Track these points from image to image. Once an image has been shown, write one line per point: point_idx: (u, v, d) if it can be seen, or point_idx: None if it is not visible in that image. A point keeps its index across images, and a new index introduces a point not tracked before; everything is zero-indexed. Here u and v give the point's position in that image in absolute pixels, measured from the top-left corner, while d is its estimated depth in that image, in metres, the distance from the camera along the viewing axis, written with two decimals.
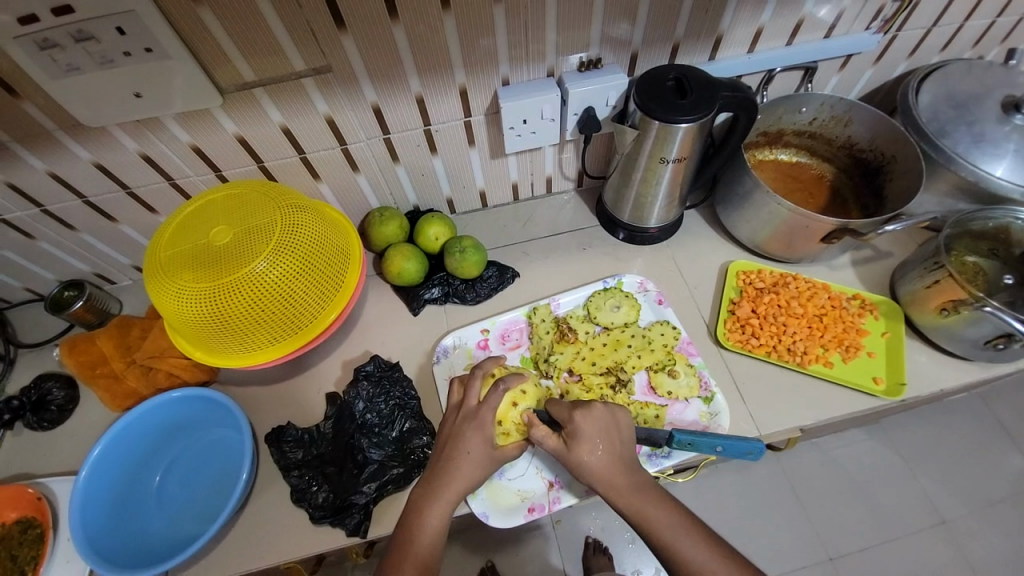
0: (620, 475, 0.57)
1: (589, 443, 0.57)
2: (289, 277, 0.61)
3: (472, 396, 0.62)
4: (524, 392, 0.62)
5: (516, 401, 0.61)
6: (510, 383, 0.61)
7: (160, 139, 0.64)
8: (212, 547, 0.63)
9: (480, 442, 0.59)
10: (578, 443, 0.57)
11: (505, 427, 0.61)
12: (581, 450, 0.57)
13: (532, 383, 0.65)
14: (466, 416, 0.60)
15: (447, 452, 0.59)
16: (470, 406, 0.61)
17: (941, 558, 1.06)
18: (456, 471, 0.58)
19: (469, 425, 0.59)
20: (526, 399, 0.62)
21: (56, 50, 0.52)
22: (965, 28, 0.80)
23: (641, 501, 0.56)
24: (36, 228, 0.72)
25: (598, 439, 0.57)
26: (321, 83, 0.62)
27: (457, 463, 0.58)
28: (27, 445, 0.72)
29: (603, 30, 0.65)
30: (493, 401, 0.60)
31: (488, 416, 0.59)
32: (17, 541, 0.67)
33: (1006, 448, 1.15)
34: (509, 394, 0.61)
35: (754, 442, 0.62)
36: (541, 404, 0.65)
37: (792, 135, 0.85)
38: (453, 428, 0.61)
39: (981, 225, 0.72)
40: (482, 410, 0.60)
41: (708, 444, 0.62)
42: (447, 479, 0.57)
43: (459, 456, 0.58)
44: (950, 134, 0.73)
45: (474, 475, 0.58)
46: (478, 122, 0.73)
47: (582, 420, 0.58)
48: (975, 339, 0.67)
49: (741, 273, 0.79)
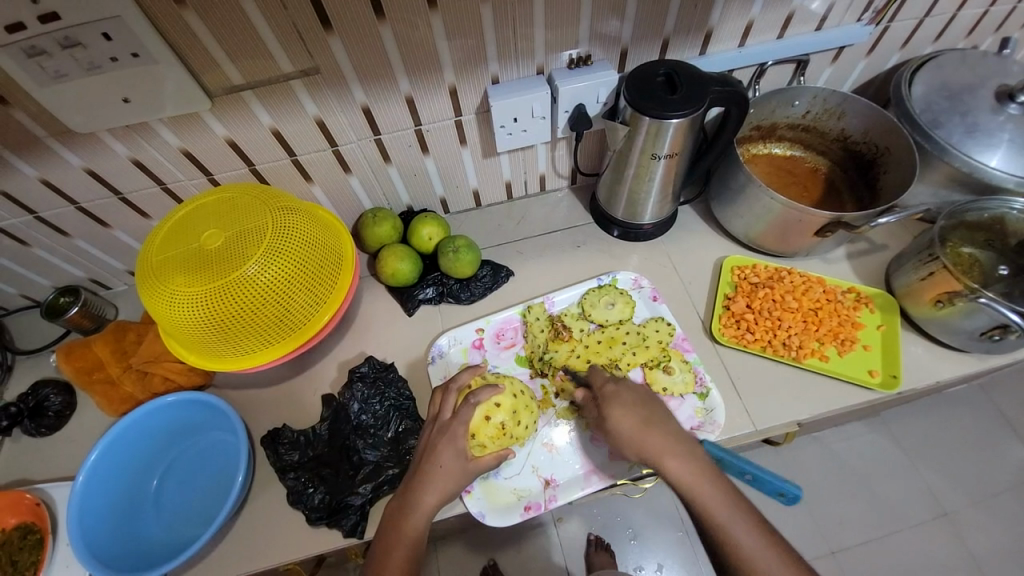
0: (659, 437, 0.57)
1: (624, 410, 0.60)
2: (281, 280, 0.61)
3: (447, 409, 0.62)
4: (499, 404, 0.63)
5: (489, 413, 0.62)
6: (482, 397, 0.62)
7: (151, 145, 0.64)
8: (210, 550, 0.64)
9: (452, 455, 0.59)
10: (610, 408, 0.61)
11: (480, 439, 0.62)
12: (615, 413, 0.60)
13: (508, 393, 0.65)
14: (441, 430, 0.60)
15: (421, 465, 0.59)
16: (445, 418, 0.61)
17: (944, 551, 1.06)
18: (429, 487, 0.57)
19: (442, 438, 0.59)
20: (500, 411, 0.63)
21: (43, 57, 0.52)
22: (957, 18, 0.79)
23: (682, 462, 0.56)
24: (30, 235, 0.72)
25: (632, 405, 0.61)
26: (309, 84, 0.62)
27: (431, 478, 0.58)
28: (25, 451, 0.73)
29: (591, 26, 0.65)
30: (464, 415, 0.60)
31: (460, 429, 0.60)
32: (16, 546, 0.67)
33: (1007, 439, 1.15)
34: (482, 408, 0.62)
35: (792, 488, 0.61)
36: (519, 415, 0.65)
37: (786, 128, 0.85)
38: (428, 439, 0.61)
39: (976, 215, 0.72)
40: (454, 423, 0.60)
41: (739, 470, 0.61)
42: (421, 493, 0.57)
43: (432, 470, 0.58)
44: (943, 125, 0.73)
45: (448, 488, 0.58)
46: (469, 121, 0.73)
47: (614, 391, 0.62)
48: (970, 330, 0.67)
49: (736, 268, 0.79)
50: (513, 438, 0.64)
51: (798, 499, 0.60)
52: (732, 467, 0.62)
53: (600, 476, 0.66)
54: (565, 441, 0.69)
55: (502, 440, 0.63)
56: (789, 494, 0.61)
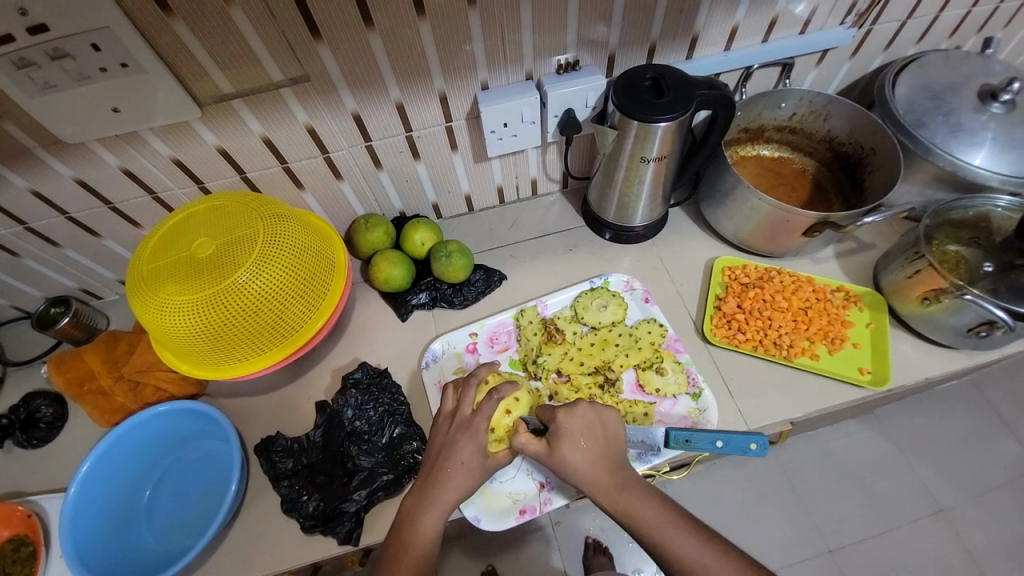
0: (603, 475, 0.56)
1: (571, 441, 0.57)
2: (272, 287, 0.61)
3: (467, 404, 0.61)
4: (517, 400, 0.64)
5: (509, 408, 0.63)
6: (505, 393, 0.60)
7: (141, 154, 0.64)
8: (203, 561, 0.63)
9: (474, 450, 0.58)
10: (556, 444, 0.57)
11: (498, 434, 0.62)
12: (563, 450, 0.57)
13: (524, 390, 0.67)
14: (460, 426, 0.60)
15: (437, 464, 0.58)
16: (465, 415, 0.60)
17: (939, 547, 1.06)
18: (447, 483, 0.57)
19: (463, 433, 0.59)
20: (519, 406, 0.64)
21: (32, 69, 0.52)
22: (939, 19, 0.80)
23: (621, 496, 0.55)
24: (20, 246, 0.72)
25: (579, 438, 0.57)
26: (299, 92, 0.62)
27: (448, 473, 0.58)
28: (17, 463, 0.72)
29: (579, 31, 0.66)
30: (486, 410, 0.59)
31: (482, 424, 0.59)
32: (9, 559, 0.66)
33: (1000, 434, 1.16)
34: (503, 403, 0.63)
35: (757, 435, 0.60)
36: (533, 412, 0.66)
37: (773, 130, 0.86)
38: (447, 436, 0.60)
39: (961, 213, 0.73)
40: (476, 419, 0.59)
41: (705, 438, 0.61)
42: (440, 489, 0.57)
43: (453, 464, 0.58)
44: (927, 125, 0.74)
45: (464, 484, 0.58)
46: (459, 127, 0.73)
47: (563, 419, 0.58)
48: (957, 327, 0.68)
49: (727, 269, 0.80)
50: None
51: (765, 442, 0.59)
52: (700, 441, 0.62)
53: None
54: None
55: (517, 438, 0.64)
56: (758, 440, 0.60)
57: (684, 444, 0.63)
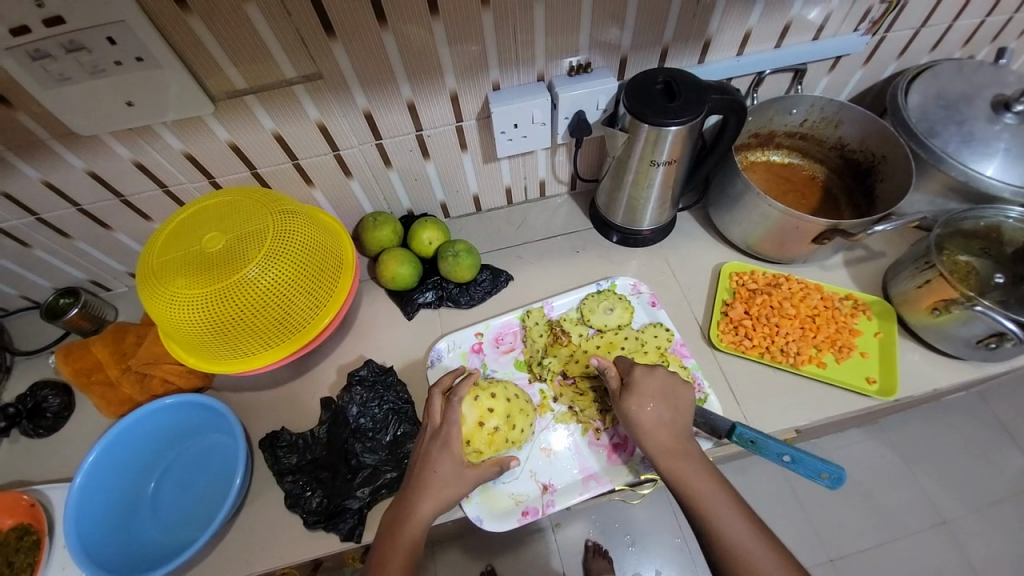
0: (666, 436, 0.58)
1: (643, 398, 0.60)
2: (281, 283, 0.61)
3: (434, 414, 0.62)
4: (493, 409, 0.63)
5: (484, 420, 0.62)
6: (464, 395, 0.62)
7: (154, 148, 0.64)
8: (205, 554, 0.63)
9: (448, 461, 0.59)
10: (629, 395, 0.61)
11: (475, 446, 0.62)
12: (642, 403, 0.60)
13: (501, 397, 0.65)
14: (433, 435, 0.61)
15: (416, 473, 0.59)
16: (435, 424, 0.61)
17: (942, 560, 1.05)
18: (426, 492, 0.57)
19: (435, 445, 0.60)
20: (495, 416, 0.63)
21: (48, 60, 0.52)
22: (954, 28, 0.80)
23: (682, 467, 0.56)
24: (31, 236, 0.72)
25: (656, 395, 0.61)
26: (312, 89, 0.62)
27: (427, 481, 0.58)
28: (22, 452, 0.72)
29: (592, 34, 0.66)
30: (452, 416, 0.61)
31: (452, 431, 0.60)
32: (13, 548, 0.67)
33: (1006, 447, 1.15)
34: (476, 413, 0.62)
35: (831, 467, 0.58)
36: (513, 418, 0.65)
37: (784, 136, 0.86)
38: (422, 448, 0.60)
39: (973, 223, 0.73)
40: (444, 429, 0.60)
41: (775, 449, 0.60)
42: (417, 498, 0.57)
43: (427, 472, 0.58)
44: (940, 133, 0.73)
45: (443, 495, 0.58)
46: (470, 126, 0.73)
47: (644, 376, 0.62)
48: (967, 338, 0.67)
49: (734, 275, 0.80)
50: (508, 442, 0.64)
51: (840, 480, 0.57)
52: (768, 449, 0.61)
53: (598, 480, 0.66)
54: (562, 446, 0.69)
55: (496, 445, 0.64)
56: (833, 475, 0.58)
57: (748, 443, 0.62)
